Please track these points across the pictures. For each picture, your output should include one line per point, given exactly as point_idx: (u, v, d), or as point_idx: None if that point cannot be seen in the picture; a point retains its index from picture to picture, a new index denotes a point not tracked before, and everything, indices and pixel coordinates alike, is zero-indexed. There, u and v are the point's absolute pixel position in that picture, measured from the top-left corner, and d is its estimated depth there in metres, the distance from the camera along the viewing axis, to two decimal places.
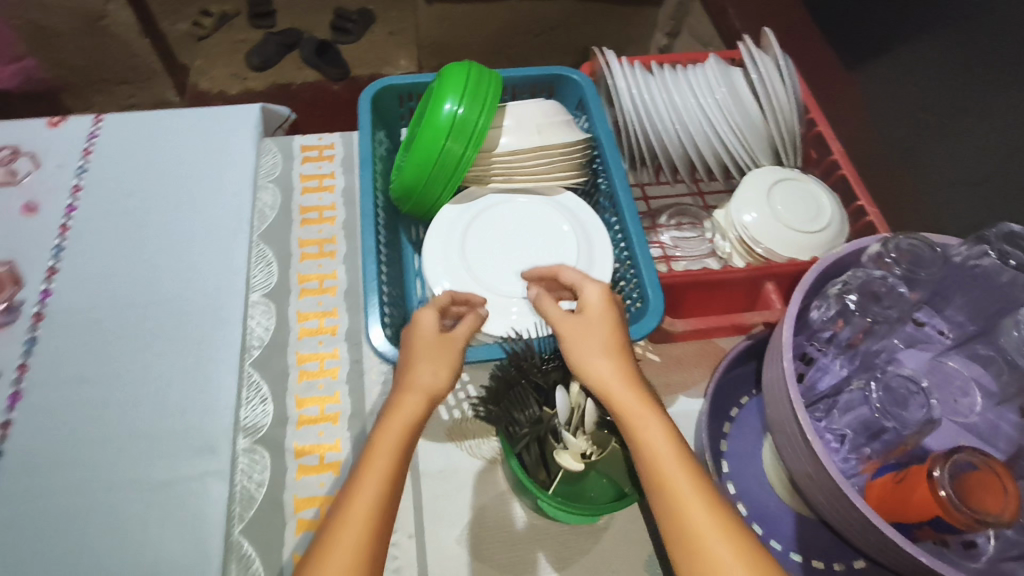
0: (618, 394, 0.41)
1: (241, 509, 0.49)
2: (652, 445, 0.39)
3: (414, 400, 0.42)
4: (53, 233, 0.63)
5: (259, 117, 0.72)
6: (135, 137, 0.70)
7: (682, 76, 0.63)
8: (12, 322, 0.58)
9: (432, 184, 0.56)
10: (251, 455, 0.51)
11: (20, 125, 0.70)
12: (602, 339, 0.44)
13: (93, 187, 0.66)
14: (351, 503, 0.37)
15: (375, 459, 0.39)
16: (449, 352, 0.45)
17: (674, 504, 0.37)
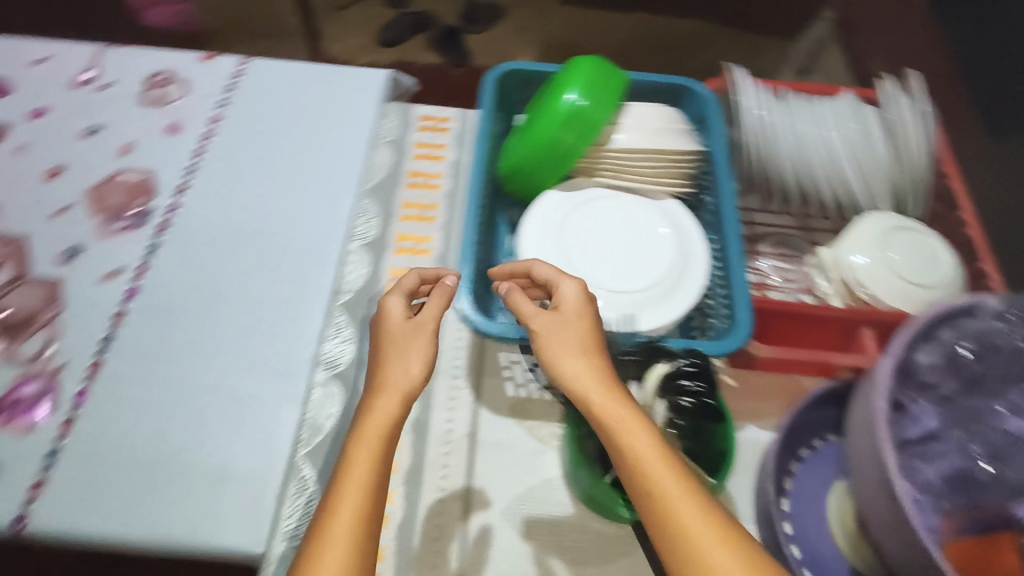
0: (596, 397, 0.41)
1: (308, 435, 0.53)
2: (638, 453, 0.38)
3: (391, 389, 0.46)
4: (188, 153, 0.69)
5: (386, 83, 0.76)
6: (273, 82, 0.75)
7: (812, 108, 0.61)
8: (141, 226, 0.63)
9: (539, 168, 0.57)
10: (326, 388, 0.55)
11: (179, 56, 0.77)
12: (575, 338, 0.44)
13: (230, 119, 0.72)
14: (346, 478, 0.41)
15: (360, 442, 0.43)
16: (415, 335, 0.49)
17: (663, 509, 0.36)
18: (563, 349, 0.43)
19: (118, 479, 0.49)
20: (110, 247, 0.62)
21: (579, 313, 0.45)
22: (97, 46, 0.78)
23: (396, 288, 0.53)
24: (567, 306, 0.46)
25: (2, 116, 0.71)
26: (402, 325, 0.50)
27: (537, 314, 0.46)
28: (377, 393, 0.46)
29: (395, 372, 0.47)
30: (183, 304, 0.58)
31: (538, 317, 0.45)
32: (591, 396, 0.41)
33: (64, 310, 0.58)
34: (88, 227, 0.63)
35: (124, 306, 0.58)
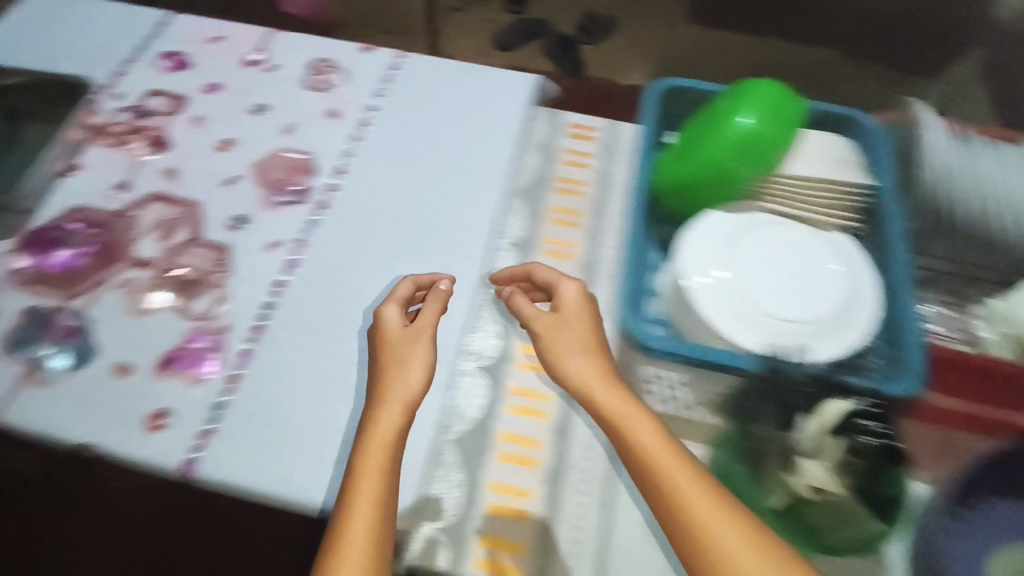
0: (598, 394, 0.48)
1: (453, 422, 0.53)
2: (642, 440, 0.45)
3: (394, 396, 0.49)
4: (345, 137, 0.72)
5: (534, 88, 0.77)
6: (427, 76, 0.78)
7: (998, 155, 0.62)
8: (300, 202, 0.66)
9: (707, 187, 0.58)
10: (472, 378, 0.55)
11: (339, 44, 0.81)
12: (576, 337, 0.52)
13: (386, 108, 0.74)
14: (360, 477, 0.44)
15: (370, 447, 0.46)
16: (413, 343, 0.52)
17: (673, 498, 0.42)
18: (567, 349, 0.51)
19: (278, 442, 0.53)
20: (273, 218, 0.65)
21: (578, 313, 0.53)
22: (266, 30, 0.82)
23: (392, 297, 0.55)
24: (570, 305, 0.54)
25: (182, 88, 0.76)
26: (400, 333, 0.53)
27: (542, 316, 0.54)
28: (379, 404, 0.49)
29: (396, 385, 0.50)
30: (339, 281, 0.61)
31: (542, 319, 0.53)
32: (594, 388, 0.49)
33: (232, 274, 0.61)
34: (253, 199, 0.66)
35: (285, 277, 0.61)
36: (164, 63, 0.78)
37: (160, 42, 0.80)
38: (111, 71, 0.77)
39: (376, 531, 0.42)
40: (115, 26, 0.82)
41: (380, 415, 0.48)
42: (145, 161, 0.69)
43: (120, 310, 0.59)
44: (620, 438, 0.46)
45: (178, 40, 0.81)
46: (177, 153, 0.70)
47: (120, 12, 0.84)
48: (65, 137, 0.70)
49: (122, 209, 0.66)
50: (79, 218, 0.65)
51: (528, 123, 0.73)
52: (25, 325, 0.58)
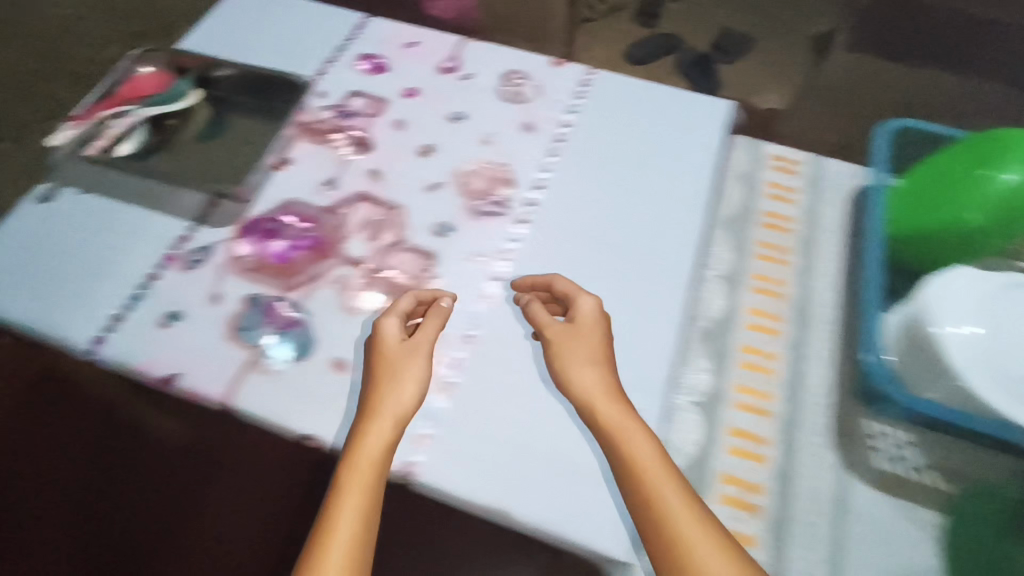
0: (602, 409, 0.52)
1: (671, 458, 0.54)
2: (636, 453, 0.50)
3: (393, 405, 0.53)
4: (541, 153, 0.72)
5: (728, 113, 0.76)
6: (618, 95, 0.77)
7: None
8: (502, 215, 0.67)
9: (940, 243, 0.62)
10: (687, 415, 0.57)
11: (530, 57, 0.81)
12: (588, 351, 0.55)
13: (582, 125, 0.74)
14: (350, 479, 0.49)
15: (359, 455, 0.50)
16: (412, 357, 0.55)
17: (663, 519, 0.47)
18: (575, 360, 0.55)
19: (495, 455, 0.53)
20: (477, 229, 0.66)
21: (593, 328, 0.56)
22: (458, 38, 0.84)
23: (392, 310, 0.58)
24: (585, 320, 0.57)
25: (382, 90, 0.78)
26: (397, 344, 0.56)
27: (553, 326, 0.57)
28: (369, 418, 0.52)
29: (393, 397, 0.53)
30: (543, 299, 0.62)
31: (553, 327, 0.57)
32: (598, 405, 0.52)
33: (441, 282, 0.63)
34: (457, 208, 0.67)
35: (492, 290, 0.62)
36: (363, 64, 0.81)
37: (358, 44, 0.83)
38: (314, 69, 0.80)
39: (359, 516, 0.48)
40: (315, 24, 0.85)
41: (367, 431, 0.51)
42: (350, 160, 0.71)
43: (335, 305, 0.61)
44: (614, 447, 0.51)
45: (376, 43, 0.83)
46: (381, 155, 0.72)
47: (319, 10, 0.87)
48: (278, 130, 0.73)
49: (331, 206, 0.67)
50: (292, 210, 0.67)
51: (731, 151, 0.73)
52: (247, 311, 0.60)
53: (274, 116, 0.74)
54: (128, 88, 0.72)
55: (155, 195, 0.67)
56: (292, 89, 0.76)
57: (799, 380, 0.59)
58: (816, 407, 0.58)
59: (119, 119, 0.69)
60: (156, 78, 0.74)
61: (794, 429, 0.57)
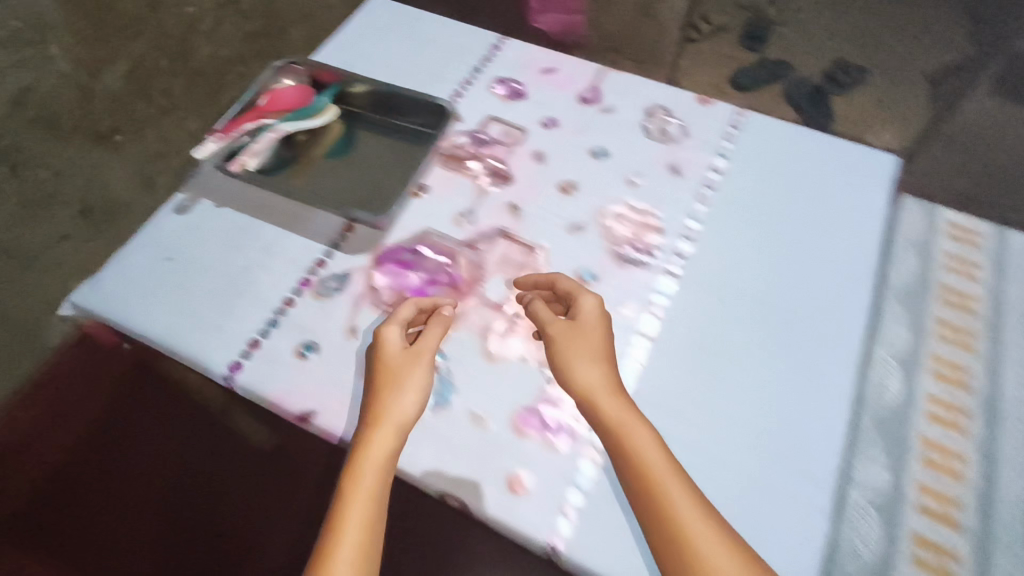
0: (603, 407, 0.52)
1: (878, 521, 0.66)
2: (637, 448, 0.49)
3: (397, 410, 0.52)
4: (690, 200, 0.68)
5: (893, 170, 0.70)
6: (771, 141, 0.72)
7: None
8: (649, 266, 0.63)
9: None
10: (886, 480, 0.68)
11: (674, 93, 0.77)
12: (592, 348, 0.54)
13: (733, 172, 0.70)
14: (357, 482, 0.49)
15: (364, 462, 0.50)
16: (414, 365, 0.54)
17: (677, 536, 0.46)
18: (576, 359, 0.54)
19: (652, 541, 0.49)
20: (624, 278, 0.62)
21: (594, 328, 0.55)
22: (597, 67, 0.80)
23: (393, 318, 0.56)
24: (585, 321, 0.55)
25: (520, 119, 0.75)
26: (401, 350, 0.55)
27: (555, 325, 0.56)
28: (374, 426, 0.51)
29: (397, 402, 0.52)
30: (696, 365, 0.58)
31: (556, 324, 0.56)
32: (600, 409, 0.52)
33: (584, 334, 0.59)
34: (601, 254, 0.64)
35: (639, 348, 0.58)
36: (501, 89, 0.78)
37: (494, 68, 0.80)
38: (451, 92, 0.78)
39: (370, 520, 0.48)
40: (452, 47, 0.83)
41: (371, 439, 0.50)
42: (490, 192, 0.68)
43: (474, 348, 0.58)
44: (621, 455, 0.50)
45: (512, 68, 0.80)
46: (520, 189, 0.69)
47: (455, 30, 0.85)
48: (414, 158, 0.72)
49: (469, 240, 0.65)
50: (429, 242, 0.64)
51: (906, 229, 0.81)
52: None
53: (403, 140, 0.74)
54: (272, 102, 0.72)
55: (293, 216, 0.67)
56: (429, 110, 0.74)
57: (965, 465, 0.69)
58: (999, 480, 0.68)
59: (264, 134, 0.68)
60: (298, 92, 0.74)
61: (977, 501, 0.67)
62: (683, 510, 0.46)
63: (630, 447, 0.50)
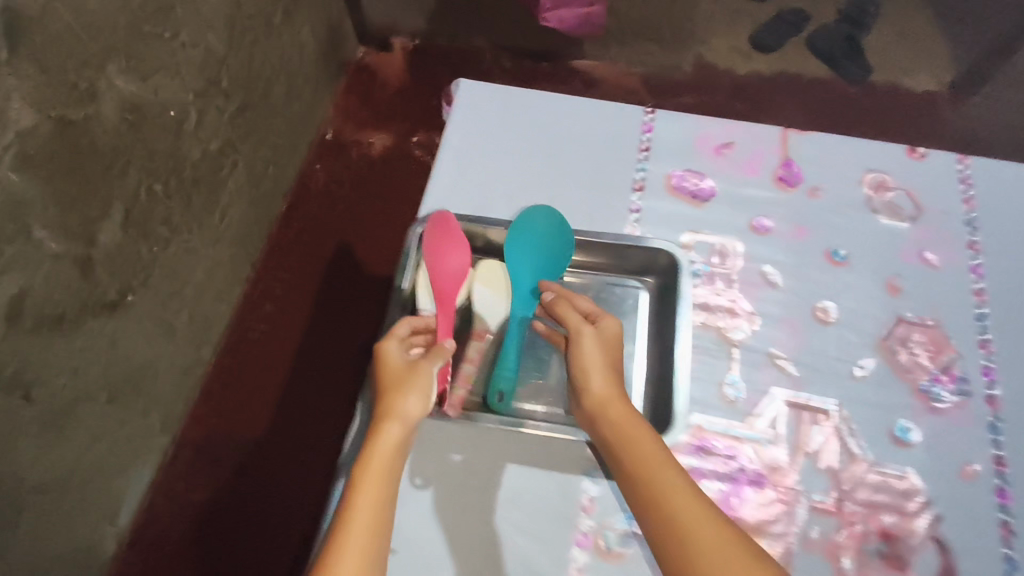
0: (613, 405, 0.46)
1: None
2: (637, 437, 0.43)
3: (399, 398, 0.44)
4: (969, 297, 0.58)
5: None
6: (1010, 194, 0.63)
7: None
8: (967, 399, 0.54)
9: None
10: None
11: (878, 148, 0.65)
12: (607, 353, 0.48)
13: (990, 248, 0.60)
14: (354, 489, 0.40)
15: (371, 458, 0.41)
16: (412, 377, 0.45)
17: (675, 525, 0.38)
18: (595, 356, 0.48)
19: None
20: (943, 427, 0.53)
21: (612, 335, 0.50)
22: (775, 129, 0.67)
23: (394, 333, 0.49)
24: (609, 336, 0.49)
25: (726, 230, 0.61)
26: (401, 367, 0.46)
27: (582, 329, 0.49)
28: (381, 420, 0.43)
29: (406, 402, 0.44)
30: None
31: (576, 322, 0.49)
32: (610, 406, 0.46)
33: (936, 514, 0.50)
34: (907, 399, 0.54)
35: (1006, 515, 0.50)
36: (681, 188, 0.63)
37: (662, 157, 0.65)
38: (628, 203, 0.62)
39: (382, 500, 0.40)
40: (592, 136, 0.66)
41: (379, 431, 0.42)
42: (743, 343, 0.56)
43: None
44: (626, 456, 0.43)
45: (679, 156, 0.65)
46: (779, 332, 0.56)
47: (587, 108, 0.68)
48: (635, 319, 0.58)
49: (748, 422, 0.52)
50: (699, 440, 0.52)
51: None
52: None
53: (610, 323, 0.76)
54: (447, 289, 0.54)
55: (562, 462, 0.51)
56: (639, 252, 0.59)
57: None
58: None
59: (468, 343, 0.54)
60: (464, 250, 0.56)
61: None
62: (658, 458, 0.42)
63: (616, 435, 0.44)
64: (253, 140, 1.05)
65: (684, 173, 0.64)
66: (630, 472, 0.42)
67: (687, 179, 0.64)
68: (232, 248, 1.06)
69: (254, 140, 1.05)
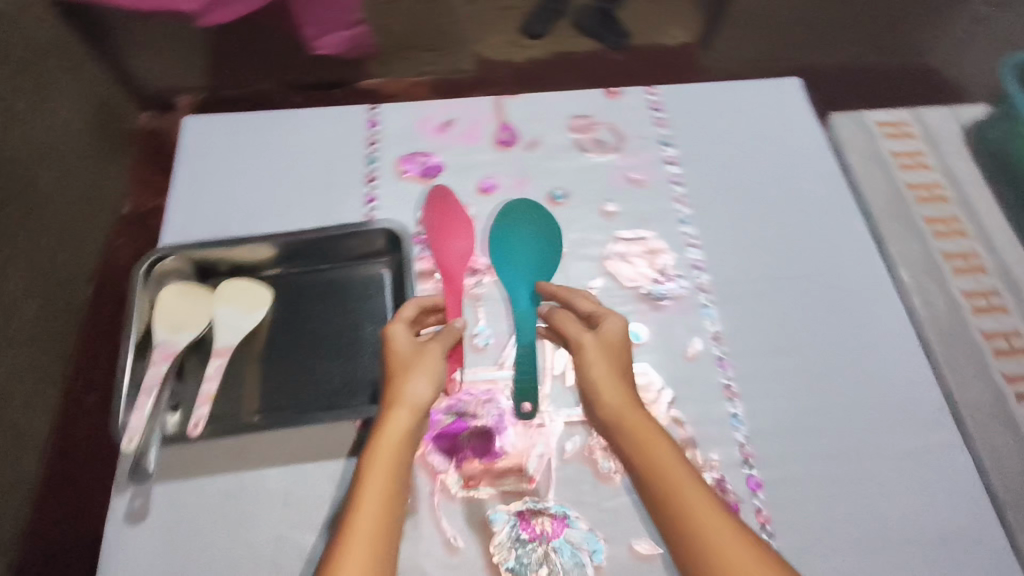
0: (625, 415, 0.46)
1: None
2: (652, 448, 0.44)
3: (411, 386, 0.46)
4: (672, 203, 0.65)
5: (801, 90, 0.72)
6: (694, 109, 0.71)
7: None
8: (683, 293, 0.60)
9: None
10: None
11: (581, 96, 0.72)
12: (615, 362, 0.48)
13: (684, 159, 0.68)
14: (368, 479, 0.42)
15: (381, 444, 0.44)
16: (422, 358, 0.48)
17: (693, 528, 0.40)
18: (602, 370, 0.48)
19: (858, 541, 0.50)
20: (667, 320, 0.59)
21: (619, 343, 0.50)
22: (490, 98, 0.72)
23: (399, 317, 0.52)
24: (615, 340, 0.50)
25: (458, 198, 0.65)
26: (407, 351, 0.49)
27: (585, 339, 0.49)
28: (390, 408, 0.45)
29: (411, 387, 0.47)
30: (788, 363, 0.57)
31: (584, 336, 0.49)
32: (622, 416, 0.46)
33: (675, 396, 0.55)
34: (633, 305, 0.60)
35: (729, 379, 0.56)
36: (410, 170, 0.67)
37: (390, 148, 0.68)
38: (362, 196, 0.65)
39: (393, 486, 0.43)
40: (315, 137, 0.69)
41: (385, 419, 0.45)
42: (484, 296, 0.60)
43: (592, 478, 0.51)
44: (638, 459, 0.44)
45: (405, 142, 0.69)
46: None
47: (313, 117, 0.70)
48: (381, 296, 0.59)
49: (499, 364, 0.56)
50: (454, 398, 0.55)
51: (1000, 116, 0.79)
52: (496, 482, 0.51)
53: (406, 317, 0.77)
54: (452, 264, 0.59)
55: (333, 449, 0.52)
56: (365, 238, 0.59)
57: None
58: None
59: (211, 366, 0.53)
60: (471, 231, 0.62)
61: None
62: (665, 454, 0.44)
63: (630, 440, 0.45)
64: (27, 228, 1.00)
65: (412, 156, 0.68)
66: (650, 481, 0.43)
67: (416, 160, 0.68)
68: (31, 347, 0.99)
69: (25, 229, 0.99)
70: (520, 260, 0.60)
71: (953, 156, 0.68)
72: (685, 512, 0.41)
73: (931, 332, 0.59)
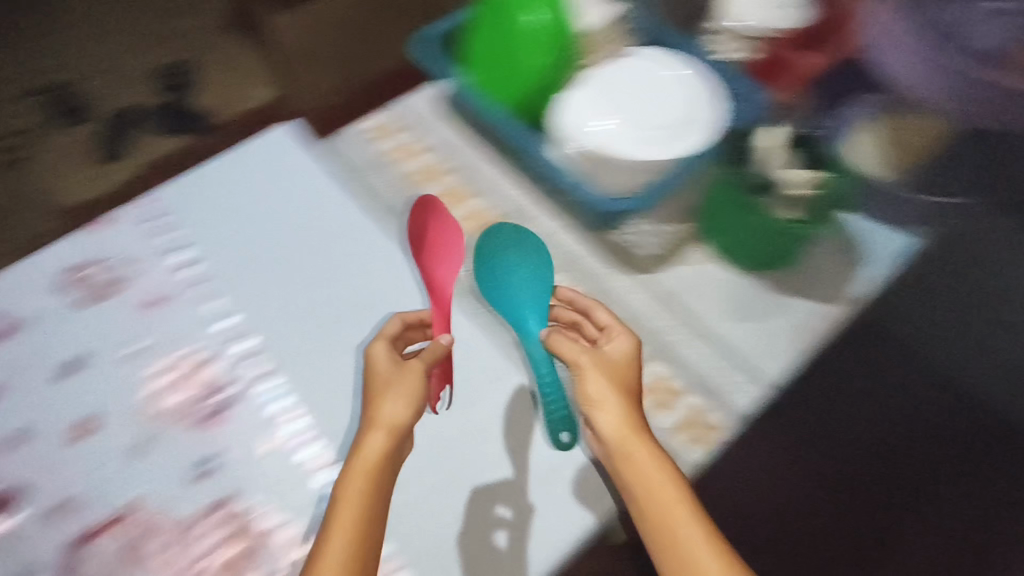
0: (631, 446, 0.45)
1: None
2: (645, 477, 0.44)
3: (388, 409, 0.46)
4: (198, 307, 0.60)
5: (295, 129, 0.72)
6: (193, 199, 0.67)
7: None
8: (240, 392, 0.56)
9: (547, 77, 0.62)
10: None
11: (63, 241, 0.63)
12: (613, 384, 0.47)
13: (197, 255, 0.63)
14: (337, 517, 0.43)
15: (353, 477, 0.44)
16: (396, 378, 0.48)
17: (679, 549, 0.42)
18: (603, 395, 0.47)
19: (469, 535, 0.50)
20: (232, 430, 0.54)
21: (626, 366, 0.49)
22: None
23: (378, 337, 0.52)
24: (618, 361, 0.49)
25: None
26: (388, 370, 0.49)
27: (582, 360, 0.48)
28: (367, 428, 0.45)
29: (385, 406, 0.46)
30: (371, 399, 0.56)
31: (586, 357, 0.48)
32: (628, 448, 0.45)
33: (268, 505, 0.51)
34: (192, 434, 0.54)
35: (307, 455, 0.53)
36: None
37: None
38: None
39: (367, 520, 0.43)
40: None
41: (361, 444, 0.45)
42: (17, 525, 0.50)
43: None
44: (632, 484, 0.44)
45: None
46: (50, 480, 0.52)
47: None
48: None
49: None
50: None
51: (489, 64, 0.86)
52: None
53: None
54: (442, 280, 0.55)
55: None
56: None
57: (584, 266, 0.64)
58: None
59: None
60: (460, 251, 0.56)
61: None
62: (653, 472, 0.44)
63: (626, 469, 0.45)
64: None
65: None
66: (645, 512, 0.44)
67: None
68: None
69: None
70: (522, 291, 0.57)
71: (445, 129, 0.72)
72: (671, 531, 0.43)
73: (482, 298, 0.62)
